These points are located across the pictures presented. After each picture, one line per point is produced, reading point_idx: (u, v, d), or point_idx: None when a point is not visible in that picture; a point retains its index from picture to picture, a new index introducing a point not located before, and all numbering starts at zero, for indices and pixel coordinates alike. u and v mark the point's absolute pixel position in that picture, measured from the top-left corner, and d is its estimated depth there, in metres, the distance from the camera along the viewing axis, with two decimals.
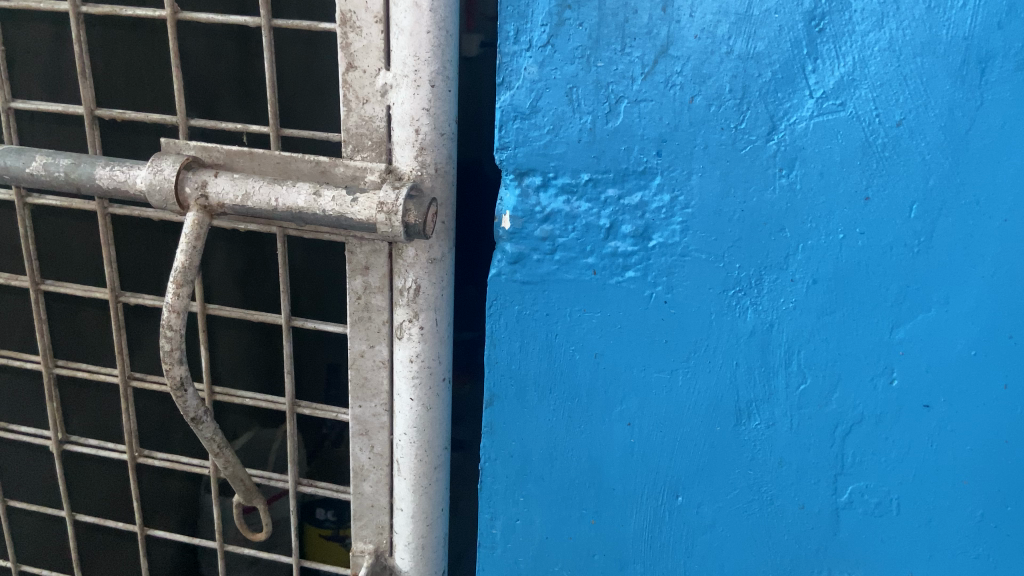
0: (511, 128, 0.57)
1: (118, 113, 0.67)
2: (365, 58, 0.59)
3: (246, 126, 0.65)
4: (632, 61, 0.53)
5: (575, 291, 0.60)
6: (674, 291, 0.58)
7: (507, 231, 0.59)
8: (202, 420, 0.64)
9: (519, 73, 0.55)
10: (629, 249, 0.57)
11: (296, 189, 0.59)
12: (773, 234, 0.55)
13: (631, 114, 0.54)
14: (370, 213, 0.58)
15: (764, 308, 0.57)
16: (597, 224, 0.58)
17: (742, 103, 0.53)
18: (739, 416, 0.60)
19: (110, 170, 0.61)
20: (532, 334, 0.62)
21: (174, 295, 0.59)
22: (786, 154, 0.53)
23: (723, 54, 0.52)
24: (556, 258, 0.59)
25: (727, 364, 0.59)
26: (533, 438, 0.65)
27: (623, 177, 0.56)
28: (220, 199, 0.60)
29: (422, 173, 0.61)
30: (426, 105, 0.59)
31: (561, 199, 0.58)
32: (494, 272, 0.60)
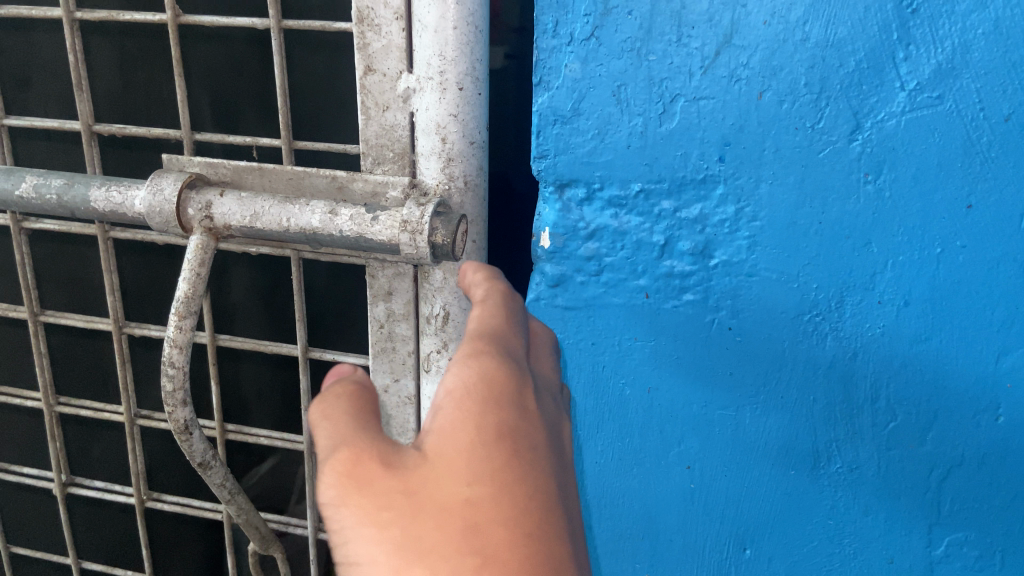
0: (550, 134, 0.51)
1: (118, 128, 0.62)
2: (385, 59, 0.53)
3: (256, 139, 0.59)
4: (689, 53, 0.47)
5: (626, 317, 0.53)
6: (739, 316, 0.51)
7: (547, 250, 0.53)
8: (211, 464, 0.58)
9: (559, 71, 0.49)
10: (687, 268, 0.51)
11: (310, 208, 0.53)
12: (856, 249, 0.48)
13: (689, 113, 0.48)
14: (393, 233, 0.51)
15: (846, 334, 0.50)
16: (649, 241, 0.51)
17: (820, 98, 0.46)
18: (817, 458, 0.54)
19: (107, 191, 0.55)
20: (576, 368, 0.56)
21: (177, 328, 0.53)
22: (872, 156, 0.46)
23: (798, 42, 0.45)
24: (602, 281, 0.53)
25: (803, 399, 0.52)
26: (576, 486, 0.59)
27: (679, 187, 0.50)
28: (226, 221, 0.54)
29: (450, 188, 0.54)
30: (453, 111, 0.52)
31: (608, 213, 0.51)
32: (533, 297, 0.55)
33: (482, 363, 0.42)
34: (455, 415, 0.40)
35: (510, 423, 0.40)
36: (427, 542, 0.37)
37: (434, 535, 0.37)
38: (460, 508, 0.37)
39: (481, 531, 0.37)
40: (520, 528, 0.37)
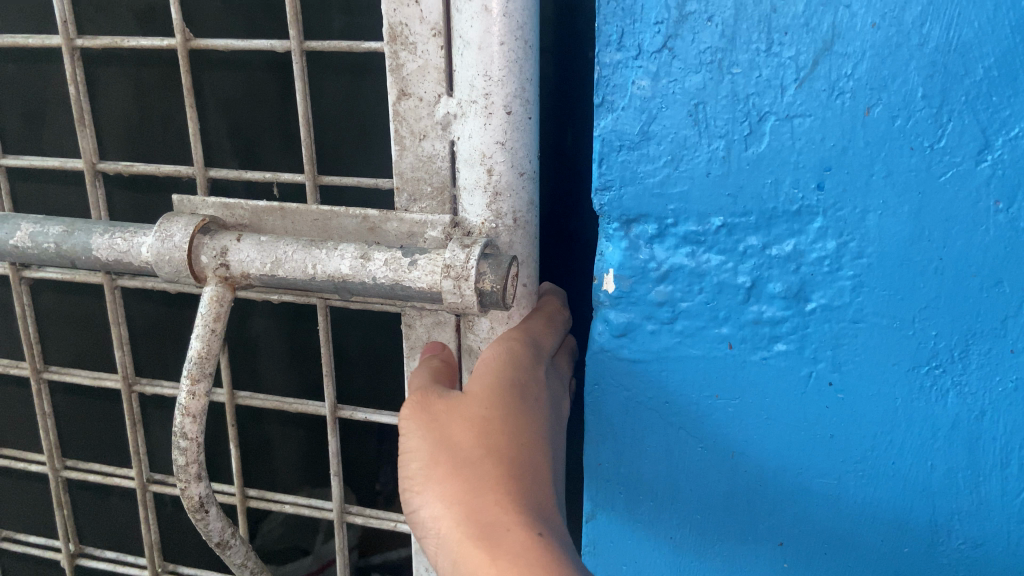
0: (614, 162, 0.47)
1: (123, 166, 0.56)
2: (421, 82, 0.47)
3: (276, 175, 0.53)
4: (783, 63, 0.42)
5: (706, 370, 0.49)
6: (842, 369, 0.47)
7: (610, 295, 0.49)
8: (230, 543, 0.51)
9: (626, 89, 0.45)
10: (778, 313, 0.47)
11: (338, 252, 0.46)
12: (984, 289, 0.43)
13: (782, 134, 0.43)
14: (433, 279, 0.44)
15: (972, 389, 0.45)
16: (733, 282, 0.47)
17: (941, 113, 0.41)
18: (935, 529, 0.48)
19: (110, 238, 0.49)
20: (648, 428, 0.52)
21: (190, 394, 0.47)
22: (1004, 181, 0.41)
23: (914, 46, 0.40)
24: (677, 329, 0.48)
25: (919, 465, 0.47)
26: (649, 562, 0.55)
27: (768, 221, 0.45)
28: (244, 269, 0.47)
29: (497, 226, 0.47)
30: (500, 138, 0.45)
31: (683, 251, 0.47)
32: (597, 346, 0.51)
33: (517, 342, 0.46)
34: (488, 366, 0.45)
35: (525, 378, 0.45)
36: (454, 437, 0.42)
37: (459, 434, 0.42)
38: (477, 422, 0.42)
39: (493, 439, 0.42)
40: (518, 440, 0.42)
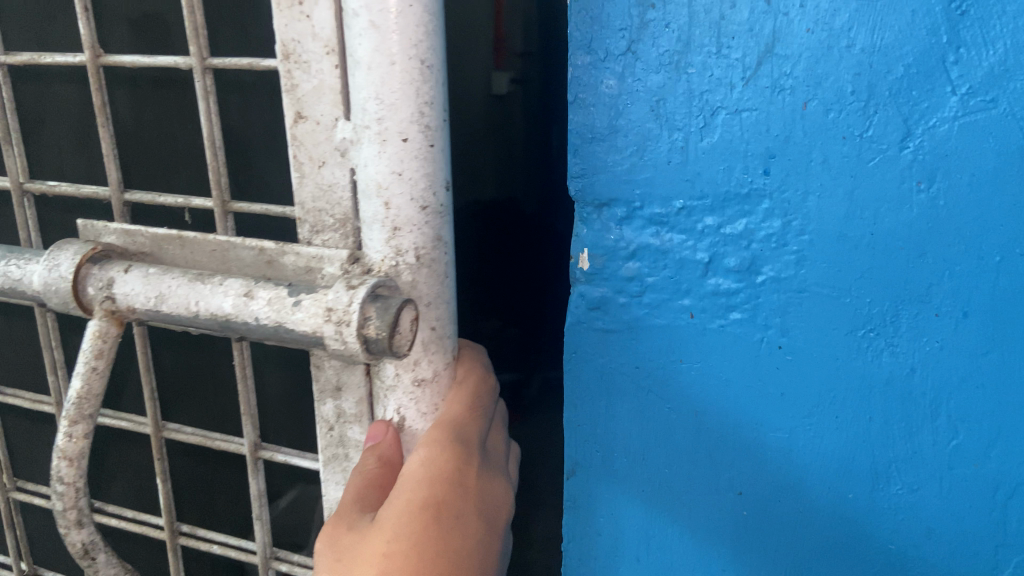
0: (586, 152, 0.53)
1: (48, 187, 0.54)
2: (317, 103, 0.43)
3: (186, 199, 0.50)
4: (730, 64, 0.48)
5: (669, 338, 0.54)
6: (789, 334, 0.51)
7: (586, 272, 0.56)
8: None
9: (596, 88, 0.52)
10: (732, 286, 0.52)
11: (220, 288, 0.42)
12: (913, 259, 0.47)
13: (731, 126, 0.49)
14: (316, 323, 0.40)
15: (903, 349, 0.49)
16: (693, 259, 0.52)
17: (869, 106, 0.46)
18: (876, 481, 0.52)
19: (6, 264, 0.47)
20: (618, 389, 0.57)
21: (66, 436, 0.44)
22: (924, 164, 0.45)
23: (844, 49, 0.45)
24: (645, 302, 0.54)
25: (858, 420, 0.51)
26: (620, 513, 0.60)
27: (722, 203, 0.50)
28: (128, 302, 0.44)
29: (397, 263, 0.43)
30: (399, 165, 0.41)
31: (649, 231, 0.53)
32: (573, 319, 0.57)
33: (431, 453, 0.46)
34: (400, 488, 0.45)
35: (435, 497, 0.45)
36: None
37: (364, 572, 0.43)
38: (381, 557, 0.43)
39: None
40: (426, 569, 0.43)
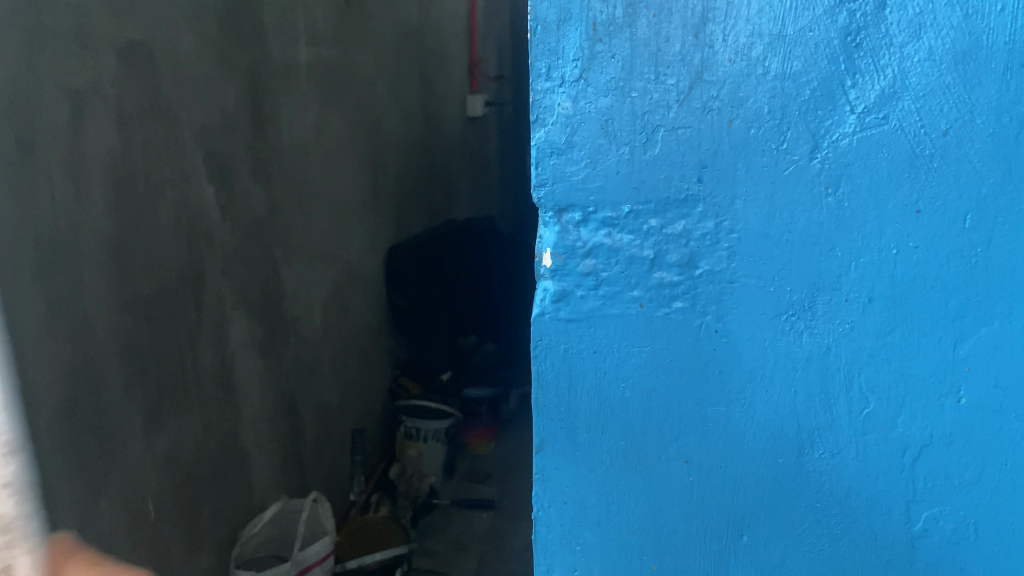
0: (547, 164, 0.62)
1: None
2: None
3: None
4: (667, 89, 0.58)
5: (621, 325, 0.64)
6: (723, 319, 0.61)
7: (549, 268, 0.65)
8: None
9: (553, 109, 0.61)
10: (674, 279, 0.61)
11: None
12: (824, 253, 0.57)
13: (669, 141, 0.59)
14: None
15: (820, 331, 0.59)
16: (640, 255, 0.62)
17: (783, 123, 0.56)
18: (803, 446, 0.62)
19: None
20: (580, 373, 0.66)
21: None
22: (830, 172, 0.56)
23: (760, 75, 0.56)
24: (601, 293, 0.64)
25: (786, 394, 0.61)
26: (583, 482, 0.68)
27: (664, 207, 0.60)
28: None
29: None
30: None
31: (602, 232, 0.63)
32: (539, 310, 0.65)
33: None
34: None
35: None
36: None
37: None
38: None
39: None
40: None
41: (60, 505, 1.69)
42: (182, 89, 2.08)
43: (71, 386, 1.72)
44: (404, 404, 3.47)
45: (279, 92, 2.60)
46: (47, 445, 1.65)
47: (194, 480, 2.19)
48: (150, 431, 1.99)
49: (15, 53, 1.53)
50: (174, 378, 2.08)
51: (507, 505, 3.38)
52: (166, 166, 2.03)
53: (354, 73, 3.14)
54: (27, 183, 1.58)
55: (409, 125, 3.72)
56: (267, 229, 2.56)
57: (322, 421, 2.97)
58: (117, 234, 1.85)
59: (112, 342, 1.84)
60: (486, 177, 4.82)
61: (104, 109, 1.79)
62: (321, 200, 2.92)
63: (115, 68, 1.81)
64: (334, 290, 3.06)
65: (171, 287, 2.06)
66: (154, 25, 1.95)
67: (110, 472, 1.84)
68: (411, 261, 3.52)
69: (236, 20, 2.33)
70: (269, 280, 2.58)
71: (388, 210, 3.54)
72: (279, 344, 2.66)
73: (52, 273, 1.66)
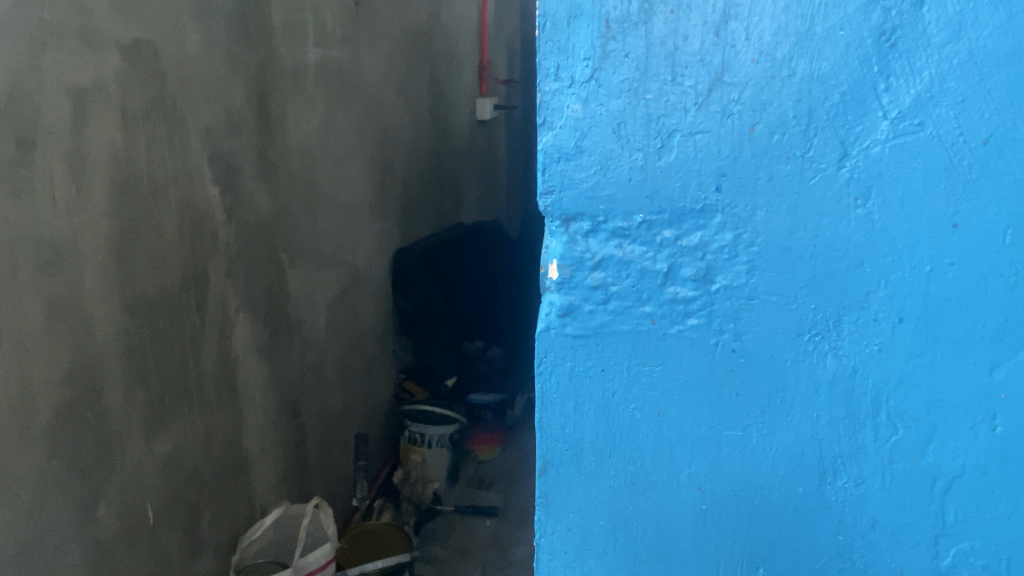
0: (555, 171, 0.59)
1: None
2: None
3: None
4: (684, 91, 0.55)
5: (632, 342, 0.60)
6: (741, 338, 0.57)
7: (556, 280, 0.61)
8: None
9: (562, 111, 0.58)
10: (689, 293, 0.58)
11: None
12: (850, 269, 0.54)
13: (686, 147, 0.55)
14: None
15: (845, 353, 0.55)
16: (652, 269, 0.58)
17: (809, 128, 0.52)
18: (824, 474, 0.58)
19: None
20: (587, 392, 0.62)
21: None
22: (860, 182, 0.52)
23: (786, 77, 0.52)
24: (610, 308, 0.60)
25: (807, 419, 0.57)
26: (589, 508, 0.65)
27: (679, 217, 0.57)
28: None
29: None
30: None
31: (612, 243, 0.59)
32: (545, 325, 0.62)
33: None
34: None
35: None
36: None
37: None
38: None
39: None
40: None
41: (56, 510, 1.66)
42: (188, 88, 2.05)
43: (70, 388, 1.69)
44: (409, 409, 3.43)
45: (286, 92, 2.57)
46: (44, 449, 1.62)
47: (194, 485, 2.16)
48: (151, 435, 1.96)
49: (17, 50, 1.50)
50: (176, 382, 2.05)
51: (511, 513, 3.33)
52: (171, 166, 2.00)
53: (362, 74, 3.11)
54: (27, 182, 1.55)
55: (418, 128, 3.68)
56: (273, 231, 2.53)
57: (325, 425, 2.94)
58: (120, 235, 1.82)
59: (113, 345, 1.81)
60: (494, 181, 4.78)
61: (107, 108, 1.76)
62: (327, 202, 2.89)
63: (120, 66, 1.79)
64: (339, 293, 3.02)
65: (174, 289, 2.03)
66: (160, 24, 1.92)
67: (109, 477, 1.81)
68: (417, 264, 3.48)
69: (244, 19, 2.30)
70: (274, 282, 2.55)
71: (395, 212, 3.50)
72: (283, 347, 2.63)
73: (52, 274, 1.63)
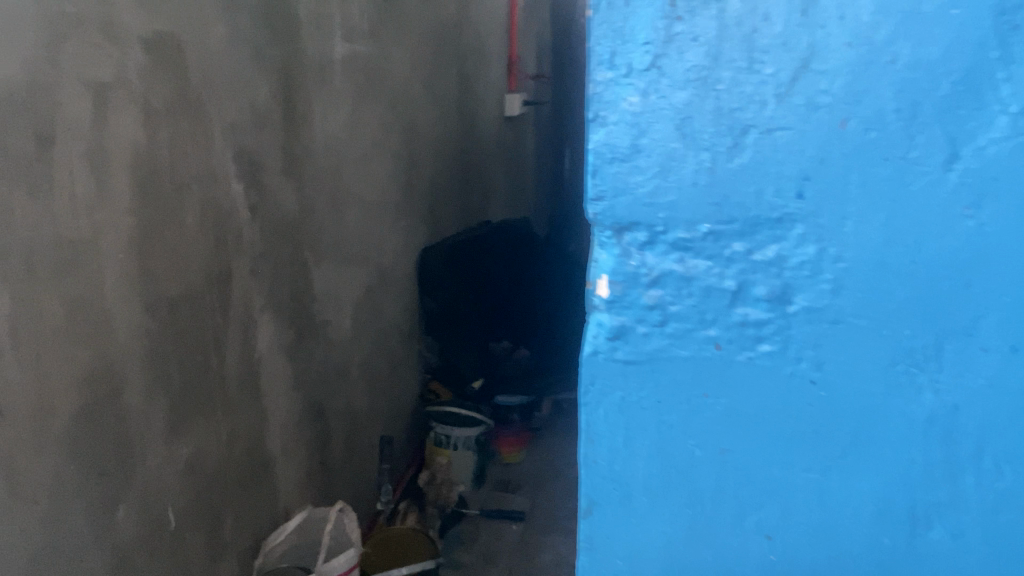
0: (606, 173, 0.52)
1: None
2: None
3: None
4: (763, 80, 0.47)
5: (692, 370, 0.53)
6: (824, 367, 0.50)
7: (603, 300, 0.54)
8: None
9: (616, 104, 0.51)
10: (763, 316, 0.50)
11: None
12: (957, 290, 0.47)
13: (763, 146, 0.48)
14: None
15: (946, 386, 0.48)
16: (719, 287, 0.51)
17: (912, 125, 0.45)
18: (916, 523, 0.51)
19: None
20: (639, 426, 0.55)
21: None
22: (970, 189, 0.45)
23: (886, 64, 0.45)
24: (667, 332, 0.53)
25: (900, 461, 0.50)
26: (639, 556, 0.57)
27: (752, 227, 0.49)
28: None
29: None
30: None
31: (671, 257, 0.51)
32: (590, 351, 0.55)
33: None
34: None
35: None
36: None
37: None
38: None
39: None
40: None
41: (75, 515, 1.62)
42: (212, 83, 2.00)
43: (89, 391, 1.64)
44: (434, 410, 3.37)
45: (312, 88, 2.52)
46: (61, 453, 1.58)
47: (216, 489, 2.11)
48: (172, 438, 1.91)
49: (35, 43, 1.45)
50: (198, 383, 2.01)
51: (539, 517, 3.26)
52: (194, 163, 1.95)
53: (388, 70, 3.05)
54: (46, 179, 1.51)
55: (445, 125, 3.62)
56: (297, 229, 2.48)
57: (350, 427, 2.89)
58: (141, 233, 1.78)
59: (134, 346, 1.77)
60: (522, 179, 4.70)
61: (129, 103, 1.71)
62: (353, 200, 2.84)
63: (142, 60, 1.74)
64: (364, 293, 2.97)
65: (197, 289, 1.98)
66: (184, 17, 1.88)
67: (129, 481, 1.77)
68: (443, 263, 3.43)
69: (270, 13, 2.25)
70: (299, 281, 2.50)
71: (422, 210, 3.45)
72: (307, 348, 2.58)
73: (71, 273, 1.58)
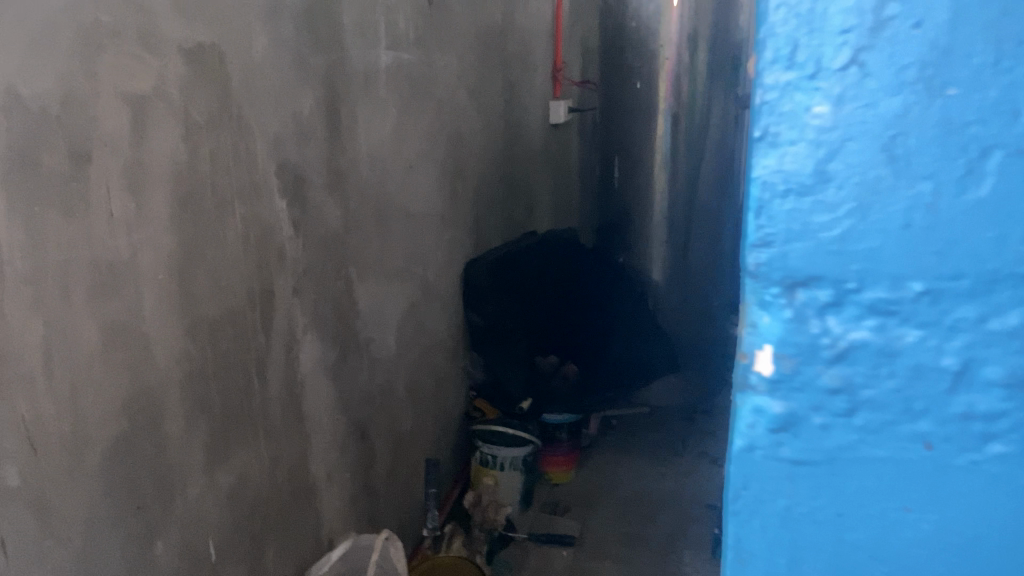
0: (777, 211, 0.42)
1: None
2: None
3: None
4: (1015, 84, 0.37)
5: (892, 473, 0.43)
6: None
7: (768, 379, 0.45)
8: None
9: (798, 116, 0.41)
10: (994, 405, 0.41)
11: None
12: None
13: (1009, 176, 0.38)
14: None
15: None
16: (933, 366, 0.41)
17: None
18: None
19: None
20: (817, 538, 0.46)
21: None
22: None
23: None
24: (856, 422, 0.43)
25: None
26: None
27: (987, 288, 0.39)
28: None
29: None
30: None
31: (868, 324, 0.41)
32: (751, 447, 0.46)
33: None
34: None
35: None
36: None
37: None
38: None
39: None
40: None
41: (111, 552, 1.53)
42: (255, 94, 1.91)
43: (127, 420, 1.56)
44: (480, 428, 3.27)
45: (357, 98, 2.43)
46: (97, 486, 1.50)
47: (258, 517, 2.03)
48: (213, 466, 1.83)
49: (70, 55, 1.38)
50: (240, 408, 1.92)
51: (590, 542, 3.13)
52: (236, 178, 1.87)
53: (434, 78, 2.95)
54: (82, 198, 1.43)
55: (490, 134, 3.51)
56: (341, 244, 2.39)
57: (394, 448, 2.79)
58: (182, 253, 1.69)
59: (173, 372, 1.69)
60: (567, 188, 4.58)
61: (169, 117, 1.63)
62: (397, 213, 2.75)
63: (182, 72, 1.66)
64: (408, 308, 2.87)
65: (239, 309, 1.90)
66: (226, 26, 1.79)
67: (168, 513, 1.69)
68: (490, 277, 3.32)
69: (314, 21, 2.16)
70: (342, 298, 2.41)
71: (467, 222, 3.34)
72: (351, 367, 2.48)
73: (109, 296, 1.50)
